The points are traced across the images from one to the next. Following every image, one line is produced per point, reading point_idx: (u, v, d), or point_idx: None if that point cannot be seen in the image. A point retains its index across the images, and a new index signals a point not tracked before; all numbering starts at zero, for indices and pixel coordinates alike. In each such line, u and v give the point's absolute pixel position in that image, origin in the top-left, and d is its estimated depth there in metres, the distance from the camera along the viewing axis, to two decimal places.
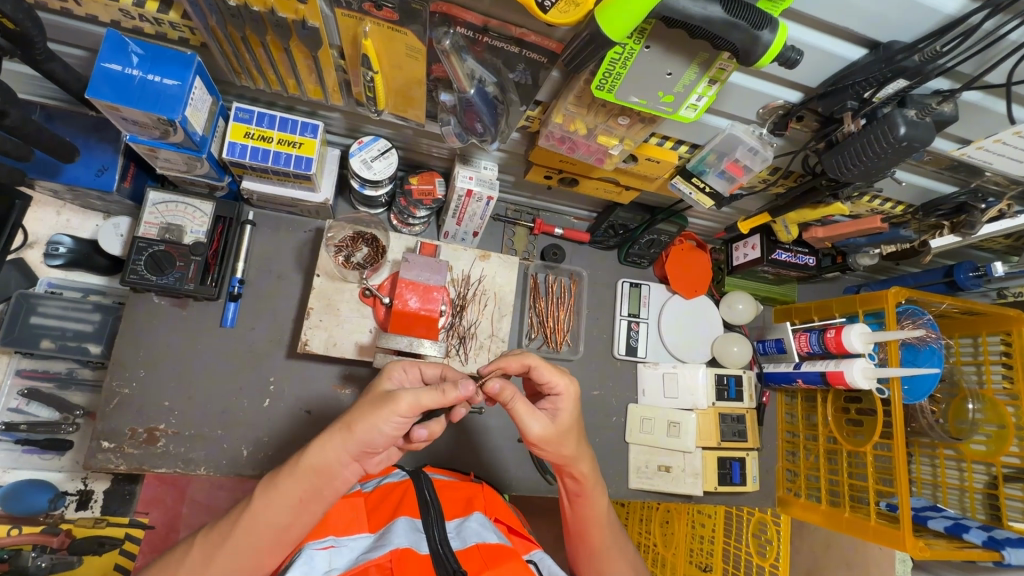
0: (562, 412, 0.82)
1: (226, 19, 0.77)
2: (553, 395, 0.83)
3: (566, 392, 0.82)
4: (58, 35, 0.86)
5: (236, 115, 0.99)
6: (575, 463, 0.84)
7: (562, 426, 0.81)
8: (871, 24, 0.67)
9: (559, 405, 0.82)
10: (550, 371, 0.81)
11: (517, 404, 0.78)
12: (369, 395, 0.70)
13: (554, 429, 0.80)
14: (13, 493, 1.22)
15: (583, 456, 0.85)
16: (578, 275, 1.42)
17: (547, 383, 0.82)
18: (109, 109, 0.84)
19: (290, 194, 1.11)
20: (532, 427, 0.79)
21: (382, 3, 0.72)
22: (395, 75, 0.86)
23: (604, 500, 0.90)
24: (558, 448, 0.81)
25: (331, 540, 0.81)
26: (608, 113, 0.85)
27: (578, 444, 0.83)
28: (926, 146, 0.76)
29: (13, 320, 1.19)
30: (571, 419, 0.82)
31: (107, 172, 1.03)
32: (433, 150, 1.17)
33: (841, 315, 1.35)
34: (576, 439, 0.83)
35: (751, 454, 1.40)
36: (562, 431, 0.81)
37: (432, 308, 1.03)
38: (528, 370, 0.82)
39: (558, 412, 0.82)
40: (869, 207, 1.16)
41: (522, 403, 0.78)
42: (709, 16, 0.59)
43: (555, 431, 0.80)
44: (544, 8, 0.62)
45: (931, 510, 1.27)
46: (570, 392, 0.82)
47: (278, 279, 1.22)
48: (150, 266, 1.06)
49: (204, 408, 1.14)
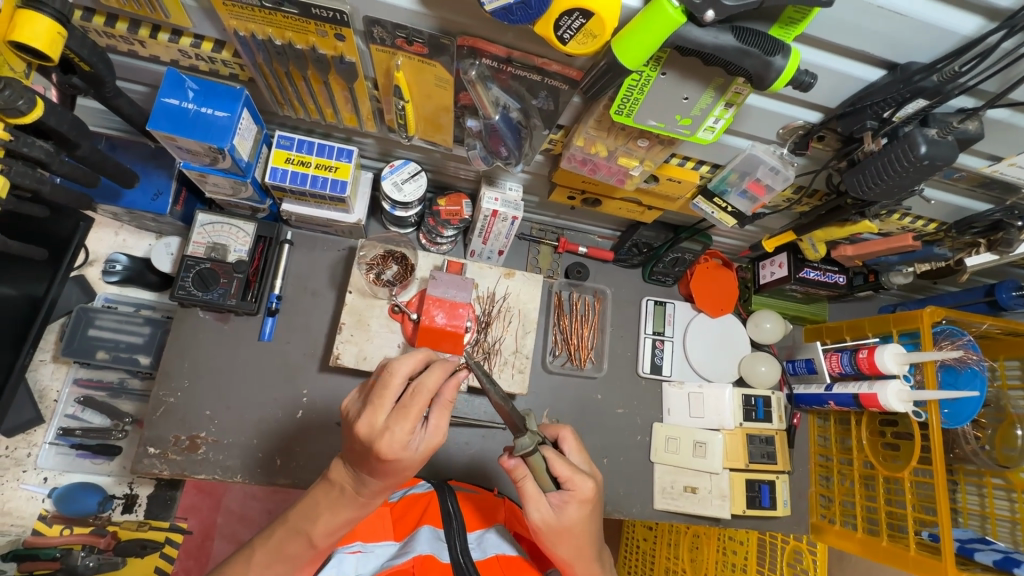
0: (570, 509, 0.80)
1: (272, 56, 0.84)
2: (568, 489, 0.81)
3: (580, 490, 0.80)
4: (125, 74, 0.96)
5: (278, 142, 1.06)
6: (577, 569, 0.84)
7: (568, 522, 0.80)
8: (885, 45, 0.67)
9: (570, 498, 0.80)
10: (564, 466, 0.80)
11: (527, 485, 0.80)
12: (361, 448, 0.71)
13: (559, 522, 0.80)
14: (67, 495, 1.29)
15: (586, 563, 0.84)
16: (601, 293, 1.44)
17: (563, 478, 0.81)
18: (166, 139, 0.92)
19: (326, 215, 1.18)
20: (535, 513, 0.80)
21: (414, 38, 0.77)
22: (424, 103, 0.91)
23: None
24: (566, 543, 0.82)
25: (359, 546, 0.85)
26: (628, 136, 0.88)
27: (577, 547, 0.82)
28: (951, 164, 0.75)
29: (73, 332, 1.30)
30: (579, 515, 0.81)
31: (161, 197, 1.11)
32: (460, 172, 1.22)
33: (874, 335, 1.31)
34: (582, 541, 0.82)
35: (781, 478, 1.36)
36: (567, 527, 0.80)
37: (457, 324, 1.10)
38: (559, 441, 0.90)
39: (568, 505, 0.80)
40: (899, 225, 1.15)
41: (531, 485, 0.80)
42: (722, 44, 0.62)
43: (563, 522, 0.80)
44: (563, 40, 0.66)
45: (978, 542, 1.20)
46: (583, 484, 0.81)
47: (313, 295, 1.28)
48: (197, 283, 1.13)
49: (242, 418, 1.19)
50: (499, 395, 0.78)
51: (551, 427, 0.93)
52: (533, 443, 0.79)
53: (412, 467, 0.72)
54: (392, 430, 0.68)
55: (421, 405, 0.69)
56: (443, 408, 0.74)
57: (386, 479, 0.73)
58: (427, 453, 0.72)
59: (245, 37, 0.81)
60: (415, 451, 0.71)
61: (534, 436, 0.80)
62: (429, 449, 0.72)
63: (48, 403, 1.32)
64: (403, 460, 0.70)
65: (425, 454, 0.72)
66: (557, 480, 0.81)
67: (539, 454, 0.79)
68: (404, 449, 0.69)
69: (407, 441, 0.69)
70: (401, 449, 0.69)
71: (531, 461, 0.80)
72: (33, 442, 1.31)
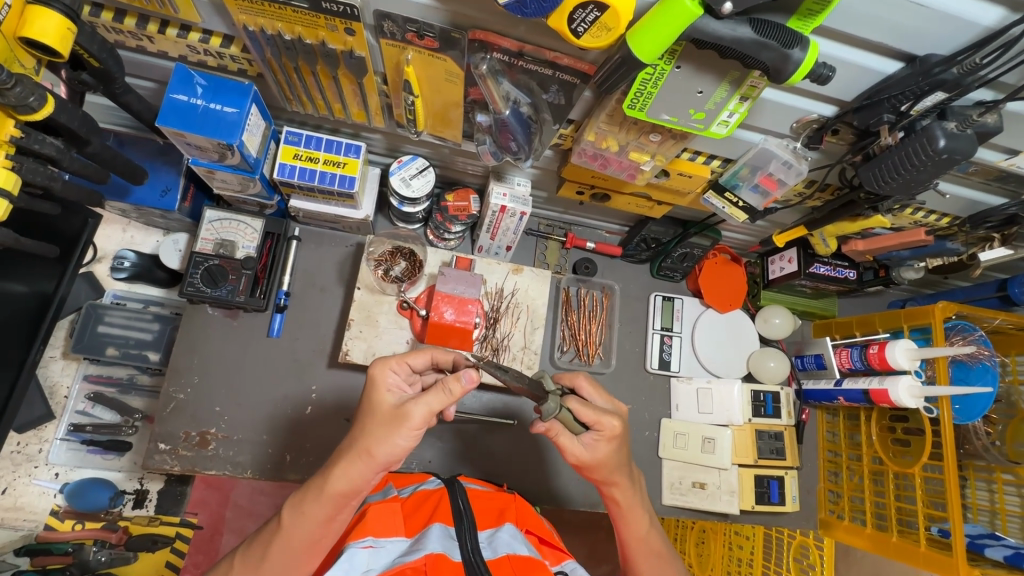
0: (602, 446, 0.81)
1: (281, 52, 0.84)
2: (597, 426, 0.81)
3: (608, 425, 0.81)
4: (134, 70, 0.95)
5: (287, 138, 1.06)
6: (612, 488, 0.86)
7: (601, 456, 0.81)
8: (904, 38, 0.66)
9: (602, 438, 0.81)
10: (588, 409, 0.80)
11: (561, 438, 0.80)
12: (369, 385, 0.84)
13: (593, 458, 0.81)
14: (79, 490, 1.31)
15: (623, 488, 0.87)
16: (610, 289, 1.43)
17: (590, 422, 0.81)
18: (175, 135, 0.91)
19: (333, 211, 1.17)
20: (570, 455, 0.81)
21: (425, 32, 0.76)
22: (433, 98, 0.90)
23: (653, 525, 0.92)
24: (599, 471, 0.83)
25: (371, 540, 0.83)
26: (640, 130, 0.87)
27: (612, 473, 0.84)
28: (969, 158, 0.75)
29: (82, 328, 1.30)
30: (612, 449, 0.82)
31: (170, 193, 1.11)
32: (468, 168, 1.21)
33: (885, 330, 1.30)
34: (616, 467, 0.83)
35: (790, 473, 1.36)
36: (603, 460, 0.82)
37: (466, 319, 1.10)
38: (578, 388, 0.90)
39: (600, 441, 0.81)
40: (912, 219, 1.14)
41: (566, 438, 0.80)
42: (739, 36, 0.61)
43: (597, 457, 0.81)
44: (577, 33, 0.65)
45: (989, 537, 1.19)
46: (610, 419, 0.81)
47: (321, 291, 1.28)
48: (205, 279, 1.13)
49: (252, 414, 1.19)
50: (515, 380, 0.79)
51: (568, 375, 0.92)
52: (557, 404, 0.80)
53: (376, 409, 0.76)
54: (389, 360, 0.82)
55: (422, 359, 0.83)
56: (439, 388, 0.74)
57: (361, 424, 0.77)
58: (397, 405, 0.75)
59: (254, 32, 0.80)
60: (389, 391, 0.77)
61: (557, 398, 0.80)
62: (403, 403, 0.74)
63: (59, 399, 1.33)
64: (378, 391, 0.77)
65: (397, 403, 0.76)
66: (585, 423, 0.81)
67: (566, 410, 0.80)
68: (385, 376, 0.78)
69: (389, 373, 0.79)
70: (381, 378, 0.78)
71: (560, 417, 0.81)
72: (44, 437, 1.32)
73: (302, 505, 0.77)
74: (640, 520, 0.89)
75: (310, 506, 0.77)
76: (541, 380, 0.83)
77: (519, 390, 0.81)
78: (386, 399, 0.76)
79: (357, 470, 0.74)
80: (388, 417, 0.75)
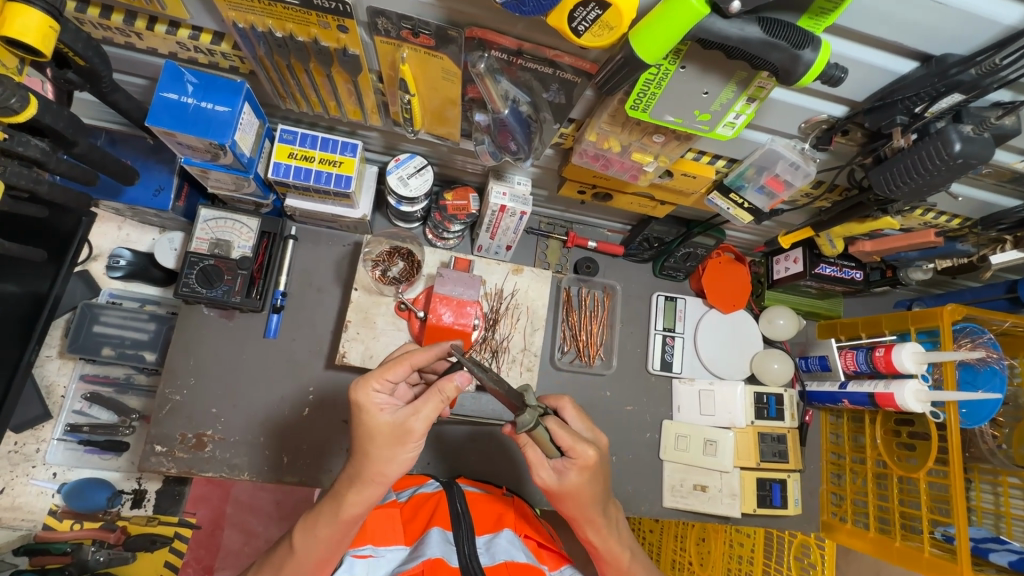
0: (571, 474, 0.79)
1: (273, 49, 0.81)
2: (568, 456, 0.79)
3: (580, 456, 0.78)
4: (123, 67, 0.93)
5: (281, 137, 1.03)
6: (585, 522, 0.85)
7: (571, 486, 0.79)
8: (921, 36, 0.63)
9: (571, 468, 0.79)
10: (562, 433, 0.77)
11: (530, 452, 0.81)
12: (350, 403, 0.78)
13: (561, 486, 0.80)
14: (77, 490, 1.30)
15: (594, 521, 0.85)
16: (611, 288, 1.41)
17: (564, 447, 0.78)
18: (167, 135, 0.89)
19: (330, 211, 1.15)
20: (541, 477, 0.80)
21: (420, 30, 0.74)
22: (430, 97, 0.88)
23: (627, 549, 0.91)
24: (570, 502, 0.82)
25: (369, 549, 0.84)
26: (643, 130, 0.84)
27: (586, 505, 0.82)
28: (985, 163, 0.72)
29: (78, 328, 1.29)
30: (582, 480, 0.79)
31: (163, 192, 1.09)
32: (467, 166, 1.19)
33: (891, 332, 1.28)
34: (590, 499, 0.82)
35: (793, 476, 1.35)
36: (572, 491, 0.80)
37: (465, 322, 1.09)
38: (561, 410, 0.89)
39: (569, 470, 0.79)
40: (922, 220, 1.11)
41: (534, 452, 0.81)
42: (747, 36, 0.58)
43: (567, 487, 0.80)
44: (578, 32, 0.62)
45: (993, 542, 1.16)
46: (583, 449, 0.78)
47: (318, 292, 1.26)
48: (201, 279, 1.11)
49: (248, 415, 1.18)
50: (493, 382, 0.76)
51: (551, 397, 0.91)
52: (534, 418, 0.75)
53: (373, 433, 0.72)
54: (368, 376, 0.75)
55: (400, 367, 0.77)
56: (434, 395, 0.74)
57: (361, 451, 0.73)
58: (396, 423, 0.72)
59: (244, 28, 0.77)
60: (383, 409, 0.73)
61: (534, 412, 0.76)
62: (403, 418, 0.72)
63: (55, 399, 1.32)
64: (370, 414, 0.72)
65: (396, 423, 0.72)
66: (560, 448, 0.79)
67: (541, 426, 0.76)
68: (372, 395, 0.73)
69: (374, 394, 0.74)
70: (369, 398, 0.73)
71: (534, 434, 0.77)
72: (41, 437, 1.31)
73: (313, 527, 0.76)
74: (618, 554, 0.89)
75: (324, 528, 0.76)
76: (524, 392, 0.78)
77: (499, 399, 0.80)
78: (382, 420, 0.72)
79: (370, 492, 0.74)
80: (393, 437, 0.72)
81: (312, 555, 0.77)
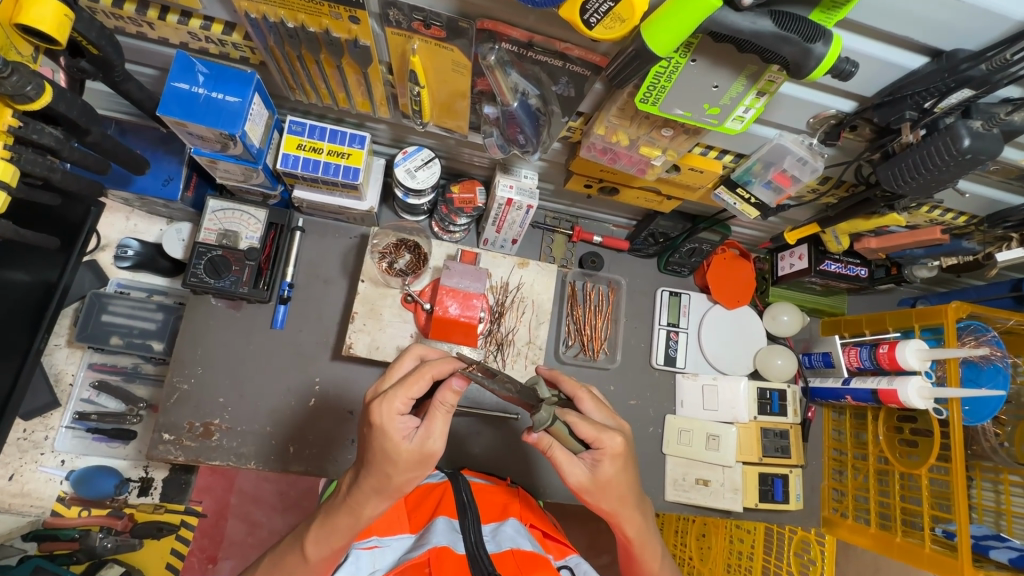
0: (604, 466, 0.80)
1: (284, 39, 0.82)
2: (597, 448, 0.80)
3: (609, 446, 0.79)
4: (134, 57, 0.94)
5: (290, 128, 1.04)
6: (620, 518, 0.85)
7: (604, 478, 0.80)
8: (932, 32, 0.64)
9: (603, 460, 0.79)
10: (587, 427, 0.79)
11: (556, 452, 0.79)
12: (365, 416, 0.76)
13: (595, 479, 0.80)
14: (84, 478, 1.32)
15: (627, 517, 0.85)
16: (616, 283, 1.42)
17: (590, 439, 0.80)
18: (177, 125, 0.89)
19: (337, 203, 1.16)
20: (572, 474, 0.80)
21: (431, 21, 0.74)
22: (439, 88, 0.88)
23: (659, 544, 0.92)
24: (606, 496, 0.82)
25: (374, 540, 0.85)
26: (652, 124, 0.85)
27: (619, 498, 0.83)
28: (994, 159, 0.72)
29: (87, 318, 1.30)
30: (616, 471, 0.80)
31: (172, 182, 1.10)
32: (474, 159, 1.19)
33: (895, 330, 1.28)
34: (623, 491, 0.83)
35: (795, 472, 1.35)
36: (603, 484, 0.80)
37: (471, 314, 1.11)
38: (578, 401, 0.90)
39: (602, 462, 0.80)
40: (927, 217, 1.11)
41: (561, 451, 0.79)
42: (759, 30, 0.58)
43: (598, 481, 0.80)
44: (590, 25, 0.62)
45: (994, 539, 1.17)
46: (613, 439, 0.80)
47: (325, 283, 1.27)
48: (209, 270, 1.12)
49: (255, 405, 1.19)
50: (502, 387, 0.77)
51: (568, 386, 0.92)
52: (550, 415, 0.77)
53: (393, 457, 0.72)
54: (388, 398, 0.73)
55: (419, 384, 0.74)
56: (440, 409, 0.73)
57: (379, 469, 0.73)
58: (417, 449, 0.72)
59: (256, 18, 0.78)
60: (404, 432, 0.73)
61: (549, 409, 0.78)
62: (424, 444, 0.72)
63: (64, 387, 1.33)
64: (391, 439, 0.72)
65: (417, 450, 0.72)
66: (584, 440, 0.81)
67: (558, 422, 0.78)
68: (393, 418, 0.72)
69: (396, 418, 0.72)
70: (390, 421, 0.72)
71: (553, 429, 0.79)
72: (50, 425, 1.32)
73: (328, 538, 0.78)
74: (650, 547, 0.90)
75: (338, 540, 0.78)
76: (536, 388, 0.82)
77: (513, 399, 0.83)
78: (403, 447, 0.72)
79: (373, 503, 0.75)
80: (412, 460, 0.73)
81: (325, 554, 0.79)
